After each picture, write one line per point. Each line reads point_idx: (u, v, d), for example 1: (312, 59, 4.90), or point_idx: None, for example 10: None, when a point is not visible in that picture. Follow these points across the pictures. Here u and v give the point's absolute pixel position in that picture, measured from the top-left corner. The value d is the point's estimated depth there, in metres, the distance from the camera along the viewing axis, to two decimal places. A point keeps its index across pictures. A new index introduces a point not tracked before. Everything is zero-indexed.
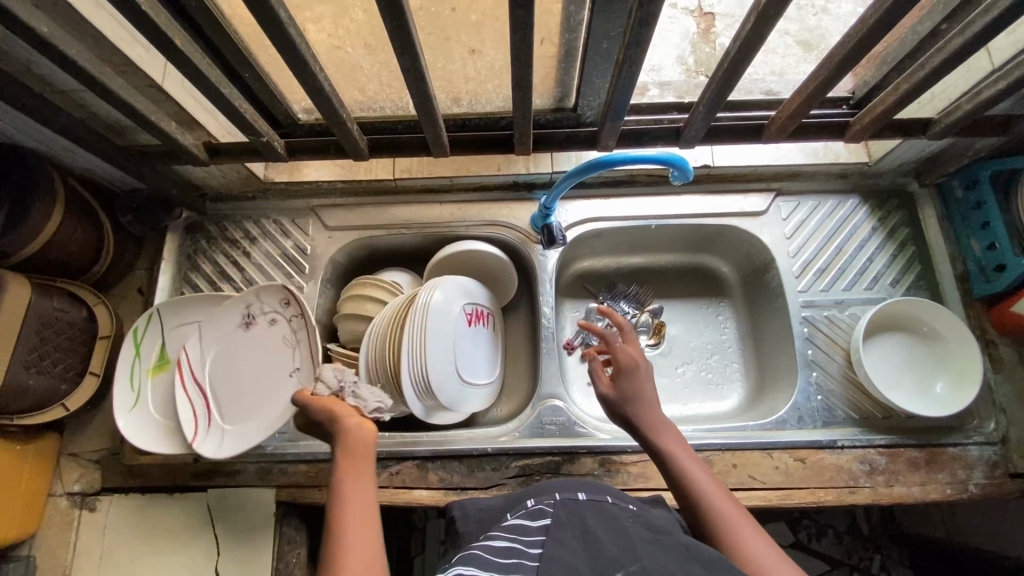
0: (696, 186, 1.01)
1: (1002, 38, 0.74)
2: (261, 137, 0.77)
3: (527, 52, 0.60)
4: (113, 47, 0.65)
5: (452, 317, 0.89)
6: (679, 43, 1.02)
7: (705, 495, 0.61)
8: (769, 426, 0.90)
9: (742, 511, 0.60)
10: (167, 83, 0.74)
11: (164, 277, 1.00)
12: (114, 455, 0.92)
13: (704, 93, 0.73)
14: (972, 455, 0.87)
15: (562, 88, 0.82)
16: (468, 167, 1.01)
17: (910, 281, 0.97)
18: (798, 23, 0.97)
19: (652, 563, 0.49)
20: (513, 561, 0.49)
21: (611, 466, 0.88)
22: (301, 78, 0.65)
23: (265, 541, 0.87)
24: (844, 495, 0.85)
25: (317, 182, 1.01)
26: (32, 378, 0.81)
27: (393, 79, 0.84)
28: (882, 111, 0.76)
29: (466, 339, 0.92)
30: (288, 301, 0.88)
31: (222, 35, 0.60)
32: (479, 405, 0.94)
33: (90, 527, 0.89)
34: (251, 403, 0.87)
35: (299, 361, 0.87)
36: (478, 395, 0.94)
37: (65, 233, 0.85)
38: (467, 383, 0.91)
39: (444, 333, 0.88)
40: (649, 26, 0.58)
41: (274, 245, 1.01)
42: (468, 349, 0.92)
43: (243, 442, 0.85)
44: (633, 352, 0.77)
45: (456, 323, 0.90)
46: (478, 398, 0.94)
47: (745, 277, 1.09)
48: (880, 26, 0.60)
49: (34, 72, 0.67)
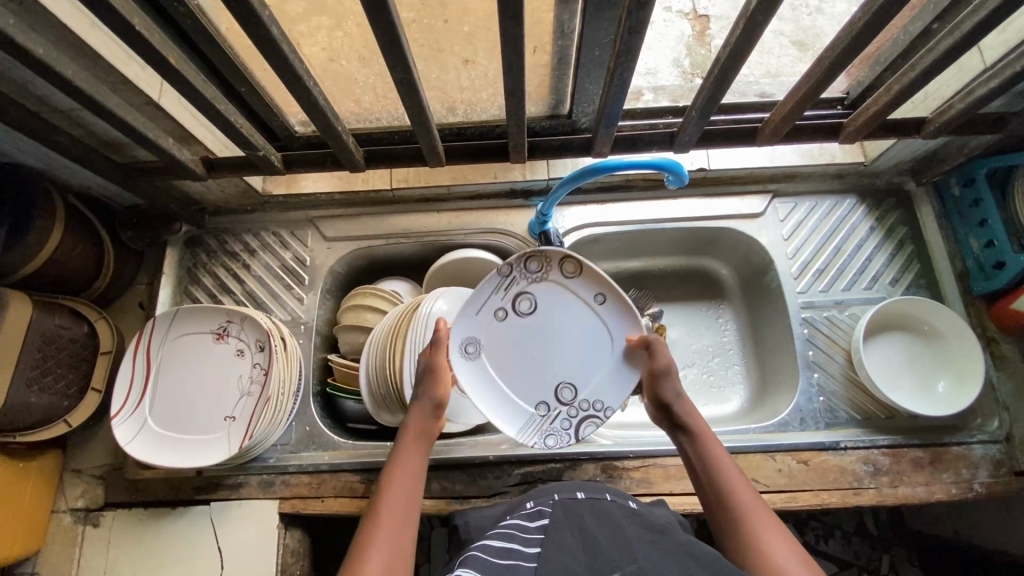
0: (692, 190, 1.01)
1: (994, 37, 0.75)
2: (258, 151, 0.77)
3: (520, 63, 0.61)
4: (109, 65, 0.65)
5: (585, 363, 0.81)
6: (674, 46, 1.02)
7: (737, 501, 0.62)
8: (771, 429, 0.90)
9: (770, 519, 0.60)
10: (164, 101, 0.74)
11: (165, 291, 1.00)
12: (116, 470, 0.93)
13: (697, 97, 0.73)
14: (976, 453, 0.87)
15: (556, 95, 0.81)
16: (464, 176, 1.01)
17: (909, 280, 0.97)
18: (793, 23, 0.99)
19: (648, 563, 0.52)
20: (511, 562, 0.53)
21: (614, 472, 0.88)
22: (296, 93, 0.65)
23: (268, 554, 0.86)
24: (849, 497, 0.85)
25: (314, 194, 1.02)
26: (34, 395, 0.81)
27: (388, 90, 0.84)
28: (875, 112, 0.76)
29: (543, 370, 0.81)
30: (262, 346, 0.87)
31: (217, 53, 0.60)
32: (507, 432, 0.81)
33: (93, 542, 0.89)
34: (183, 416, 0.85)
35: (240, 411, 0.85)
36: (514, 410, 0.81)
37: (66, 250, 0.86)
38: (538, 433, 0.82)
39: (593, 395, 0.81)
40: (638, 34, 0.58)
41: (274, 258, 1.02)
42: (542, 379, 0.81)
43: (151, 446, 0.83)
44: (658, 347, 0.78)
45: (573, 364, 0.81)
46: (495, 418, 0.80)
47: (744, 279, 1.08)
48: (869, 29, 0.61)
49: (32, 93, 0.68)
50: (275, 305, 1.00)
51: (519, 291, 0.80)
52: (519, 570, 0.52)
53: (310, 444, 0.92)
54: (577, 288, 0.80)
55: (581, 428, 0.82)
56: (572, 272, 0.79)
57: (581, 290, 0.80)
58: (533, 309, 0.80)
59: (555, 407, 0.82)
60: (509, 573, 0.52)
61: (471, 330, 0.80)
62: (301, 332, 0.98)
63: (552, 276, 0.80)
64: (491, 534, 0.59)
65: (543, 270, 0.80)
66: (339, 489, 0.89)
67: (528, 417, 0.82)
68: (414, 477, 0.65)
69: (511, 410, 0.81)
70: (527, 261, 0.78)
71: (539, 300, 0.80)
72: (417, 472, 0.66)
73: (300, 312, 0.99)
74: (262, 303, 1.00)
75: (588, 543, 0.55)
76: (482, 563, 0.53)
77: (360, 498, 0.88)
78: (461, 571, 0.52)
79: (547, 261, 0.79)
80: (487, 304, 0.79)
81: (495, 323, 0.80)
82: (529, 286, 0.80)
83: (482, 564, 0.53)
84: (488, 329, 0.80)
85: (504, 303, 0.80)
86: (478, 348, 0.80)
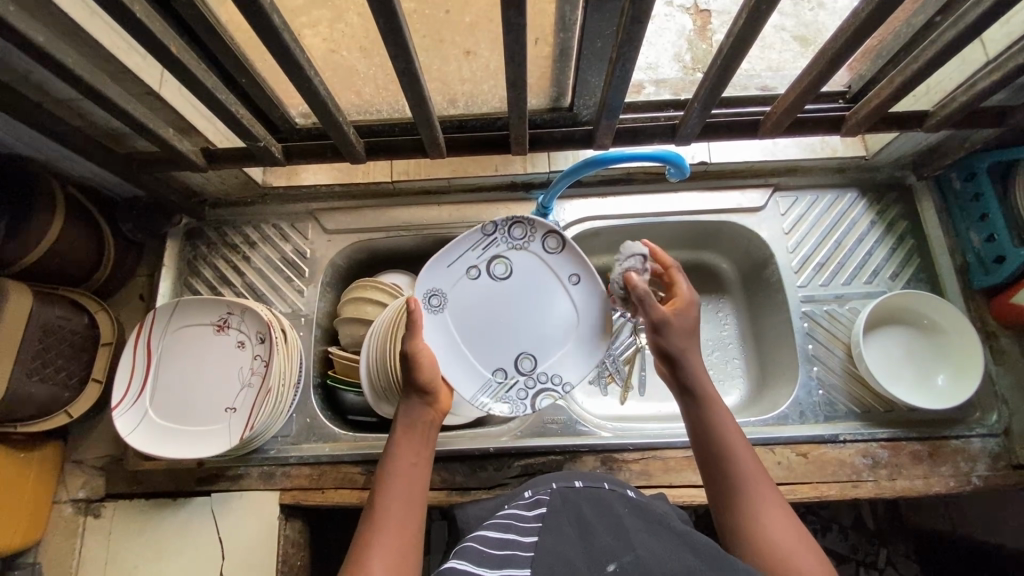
0: (694, 183, 1.01)
1: (997, 29, 0.75)
2: (259, 141, 0.77)
3: (522, 52, 0.61)
4: (109, 53, 0.65)
5: (549, 334, 0.85)
6: (675, 41, 1.01)
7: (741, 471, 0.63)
8: (771, 422, 0.90)
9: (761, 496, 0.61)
10: (164, 90, 0.74)
11: (165, 283, 1.00)
12: (118, 461, 0.93)
13: (699, 89, 0.73)
14: (976, 447, 0.87)
15: (558, 87, 0.81)
16: (465, 168, 1.00)
17: (909, 275, 0.97)
18: (794, 18, 0.97)
19: (645, 551, 0.51)
20: (508, 552, 0.53)
21: (614, 464, 0.88)
22: (297, 82, 0.65)
23: (268, 544, 0.87)
24: (847, 489, 0.85)
25: (315, 186, 1.01)
26: (35, 385, 0.81)
27: (389, 81, 0.84)
28: (878, 105, 0.76)
29: (506, 336, 0.85)
30: (262, 338, 0.87)
31: (218, 43, 0.60)
32: (461, 393, 0.82)
33: (94, 532, 0.89)
34: (183, 408, 0.85)
35: (241, 403, 0.85)
36: (471, 374, 0.83)
37: (66, 240, 0.86)
38: (494, 399, 0.83)
39: (552, 368, 0.85)
40: (641, 23, 0.58)
41: (274, 250, 1.02)
42: (503, 349, 0.84)
43: (152, 437, 0.83)
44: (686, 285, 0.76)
45: (536, 337, 0.85)
46: (450, 376, 0.81)
47: (744, 273, 1.09)
48: (873, 19, 0.60)
49: (32, 82, 0.68)
50: (276, 298, 1.00)
51: (497, 253, 0.85)
52: (515, 558, 0.52)
53: (312, 435, 0.92)
54: (555, 263, 0.85)
55: (538, 400, 0.84)
56: (555, 248, 0.85)
57: (558, 267, 0.85)
58: (506, 274, 0.85)
59: (514, 376, 0.84)
60: (506, 564, 0.52)
61: (439, 282, 0.84)
62: (302, 324, 0.98)
63: (532, 246, 0.85)
64: (489, 525, 0.59)
65: (525, 239, 0.85)
66: (339, 480, 0.89)
67: (484, 382, 0.83)
68: (414, 473, 0.64)
69: (469, 373, 0.83)
70: (512, 226, 0.84)
71: (513, 266, 0.85)
72: (416, 463, 0.65)
73: (301, 305, 0.99)
74: (262, 295, 1.00)
75: (585, 533, 0.55)
76: (479, 554, 0.54)
77: (361, 489, 0.88)
78: (456, 562, 0.53)
79: (531, 229, 0.85)
80: (461, 259, 0.84)
81: (466, 280, 0.84)
82: (507, 250, 0.85)
83: (477, 555, 0.53)
84: (457, 283, 0.84)
85: (479, 262, 0.84)
86: (443, 302, 0.84)
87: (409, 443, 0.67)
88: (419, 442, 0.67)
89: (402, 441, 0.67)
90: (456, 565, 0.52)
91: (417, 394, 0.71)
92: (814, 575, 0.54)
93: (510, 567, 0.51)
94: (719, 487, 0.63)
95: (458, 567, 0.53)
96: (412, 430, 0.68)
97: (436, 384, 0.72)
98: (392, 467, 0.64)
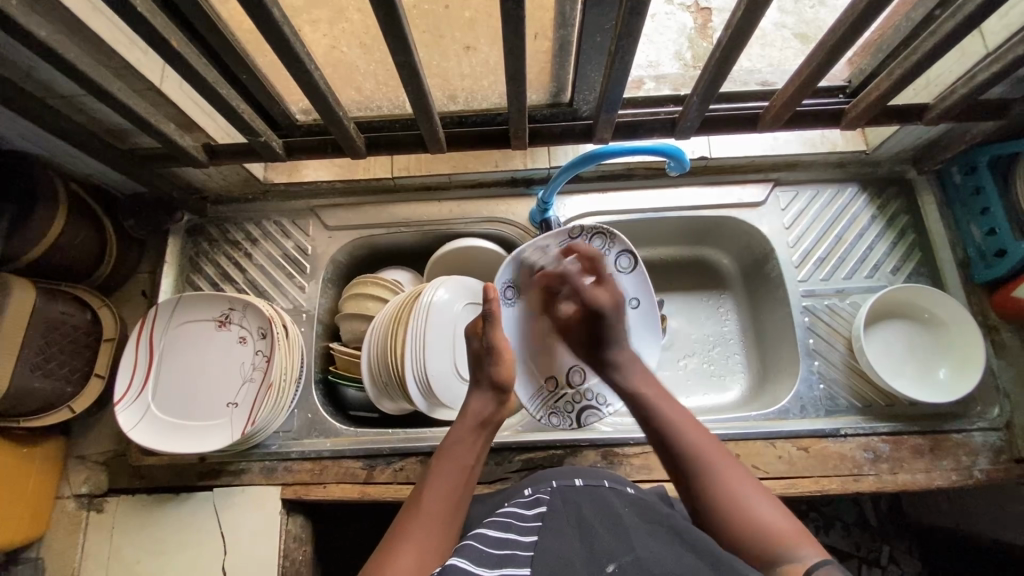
0: (695, 178, 1.01)
1: (996, 21, 0.74)
2: (259, 137, 0.78)
3: (521, 46, 0.61)
4: (111, 49, 0.66)
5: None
6: (676, 39, 0.99)
7: (690, 440, 0.65)
8: (771, 416, 0.90)
9: (715, 449, 0.65)
10: (165, 86, 0.75)
11: (167, 279, 1.00)
12: (120, 456, 0.93)
13: (698, 83, 0.73)
14: (976, 441, 0.87)
15: (557, 83, 0.81)
16: (466, 164, 1.01)
17: (910, 269, 0.97)
18: (795, 16, 0.95)
19: (645, 552, 0.51)
20: (508, 552, 0.53)
21: (614, 458, 0.88)
22: (297, 76, 0.65)
23: (269, 538, 0.87)
24: (849, 483, 0.85)
25: (315, 182, 1.02)
26: (38, 380, 0.82)
27: (389, 78, 0.83)
28: (876, 98, 0.76)
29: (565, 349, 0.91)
30: (264, 333, 0.87)
31: (218, 37, 0.60)
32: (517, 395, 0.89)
33: (97, 528, 0.90)
34: (185, 403, 0.85)
35: (242, 398, 0.85)
36: (528, 380, 0.90)
37: (68, 237, 0.86)
38: (543, 409, 0.90)
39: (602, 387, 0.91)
40: (639, 16, 0.58)
41: (275, 246, 1.02)
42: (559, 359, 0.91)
43: (154, 432, 0.83)
44: (601, 295, 0.79)
45: None
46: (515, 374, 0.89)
47: (745, 269, 1.08)
48: (872, 9, 0.60)
49: (35, 78, 0.68)
50: (277, 294, 1.00)
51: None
52: (515, 558, 0.52)
53: (313, 431, 0.93)
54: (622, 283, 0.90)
55: (582, 416, 0.91)
56: (626, 268, 0.89)
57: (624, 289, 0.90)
58: None
59: (563, 389, 0.91)
60: (505, 563, 0.52)
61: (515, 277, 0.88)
62: (303, 320, 0.99)
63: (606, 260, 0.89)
64: (489, 523, 0.59)
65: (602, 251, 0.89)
66: (340, 475, 0.89)
67: (537, 390, 0.90)
68: (462, 473, 0.66)
69: (526, 377, 0.90)
70: (593, 236, 0.87)
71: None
72: (469, 467, 0.67)
73: (302, 301, 0.99)
74: (264, 292, 1.00)
75: (584, 531, 0.55)
76: (479, 551, 0.53)
77: (362, 484, 0.88)
78: (455, 558, 0.53)
79: (612, 244, 0.88)
80: (539, 258, 0.87)
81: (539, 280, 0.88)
82: None
83: (478, 553, 0.53)
84: (530, 280, 0.88)
85: (552, 265, 0.87)
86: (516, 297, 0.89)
87: (462, 445, 0.68)
88: (471, 447, 0.68)
89: (462, 436, 0.68)
90: (455, 561, 0.52)
91: (491, 388, 0.72)
92: (777, 520, 0.57)
93: (510, 567, 0.51)
94: (674, 462, 0.65)
95: (457, 565, 0.52)
96: (474, 428, 0.69)
97: (510, 384, 0.72)
98: (442, 464, 0.66)
